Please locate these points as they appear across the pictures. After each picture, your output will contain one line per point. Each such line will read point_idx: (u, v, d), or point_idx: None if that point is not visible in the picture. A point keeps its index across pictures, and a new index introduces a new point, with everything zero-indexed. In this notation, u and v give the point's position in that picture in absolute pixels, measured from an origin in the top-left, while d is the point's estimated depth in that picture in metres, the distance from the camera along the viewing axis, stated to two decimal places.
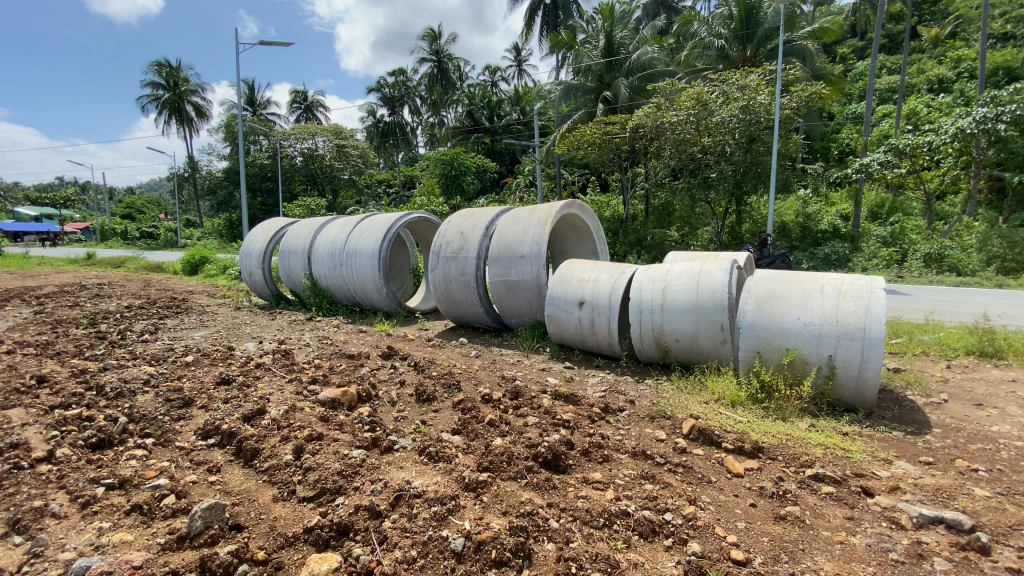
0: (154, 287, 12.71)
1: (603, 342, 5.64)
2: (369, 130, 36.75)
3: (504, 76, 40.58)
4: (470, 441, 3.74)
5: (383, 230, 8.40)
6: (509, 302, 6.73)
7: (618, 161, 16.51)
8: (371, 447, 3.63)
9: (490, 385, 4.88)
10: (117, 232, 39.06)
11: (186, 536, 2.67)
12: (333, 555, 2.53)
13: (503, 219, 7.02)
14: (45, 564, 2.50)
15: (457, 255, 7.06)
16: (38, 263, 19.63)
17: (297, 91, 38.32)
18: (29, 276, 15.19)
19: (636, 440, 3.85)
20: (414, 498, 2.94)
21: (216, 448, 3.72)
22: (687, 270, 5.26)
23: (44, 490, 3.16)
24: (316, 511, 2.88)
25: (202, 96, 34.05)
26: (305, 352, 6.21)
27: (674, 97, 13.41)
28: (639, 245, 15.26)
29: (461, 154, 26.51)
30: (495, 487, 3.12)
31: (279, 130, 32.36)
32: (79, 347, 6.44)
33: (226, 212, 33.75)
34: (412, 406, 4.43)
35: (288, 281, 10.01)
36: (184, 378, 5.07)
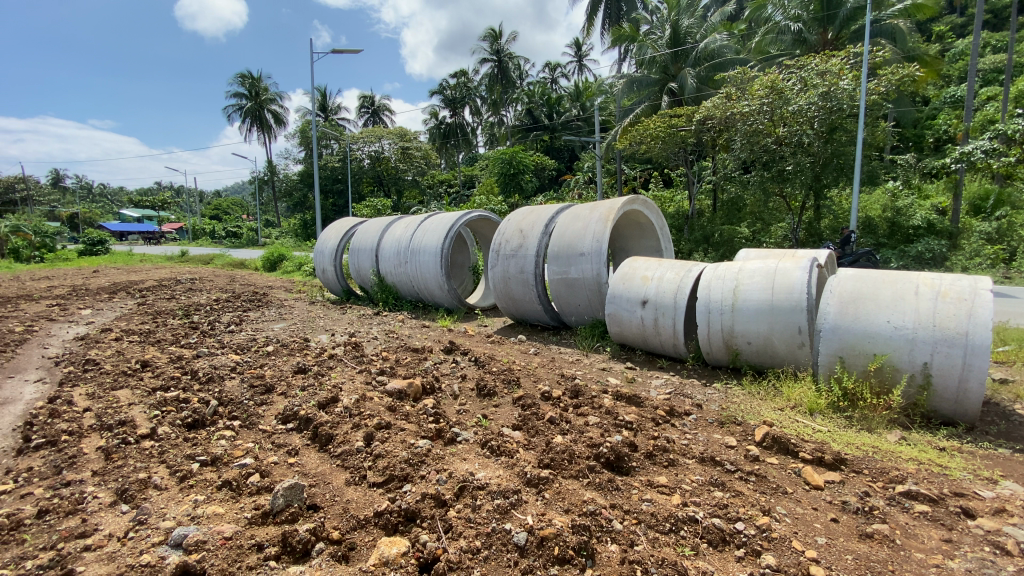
0: (238, 282, 13.74)
1: (667, 343, 5.46)
2: (432, 131, 37.82)
3: (564, 72, 40.44)
4: (531, 437, 3.75)
5: (445, 229, 8.61)
6: (568, 299, 6.67)
7: (684, 155, 15.92)
8: (435, 437, 3.73)
9: (550, 383, 4.85)
10: (206, 232, 42.77)
11: (269, 512, 2.86)
12: (402, 540, 2.62)
13: (563, 217, 6.97)
14: (149, 530, 2.77)
15: (516, 253, 7.08)
16: (142, 260, 21.92)
17: (365, 96, 40.10)
18: (136, 271, 16.99)
19: (704, 446, 3.69)
20: (478, 490, 2.99)
21: (295, 432, 3.97)
22: (760, 269, 4.99)
23: (148, 463, 3.51)
24: (385, 496, 3.01)
25: (280, 104, 36.39)
26: (373, 345, 6.48)
27: (746, 86, 12.71)
28: (706, 243, 14.65)
29: (519, 152, 26.62)
30: (557, 484, 3.10)
31: (349, 134, 34.04)
32: (176, 336, 7.10)
33: (301, 212, 35.96)
34: (473, 400, 4.51)
35: (357, 277, 10.51)
36: (266, 366, 5.47)
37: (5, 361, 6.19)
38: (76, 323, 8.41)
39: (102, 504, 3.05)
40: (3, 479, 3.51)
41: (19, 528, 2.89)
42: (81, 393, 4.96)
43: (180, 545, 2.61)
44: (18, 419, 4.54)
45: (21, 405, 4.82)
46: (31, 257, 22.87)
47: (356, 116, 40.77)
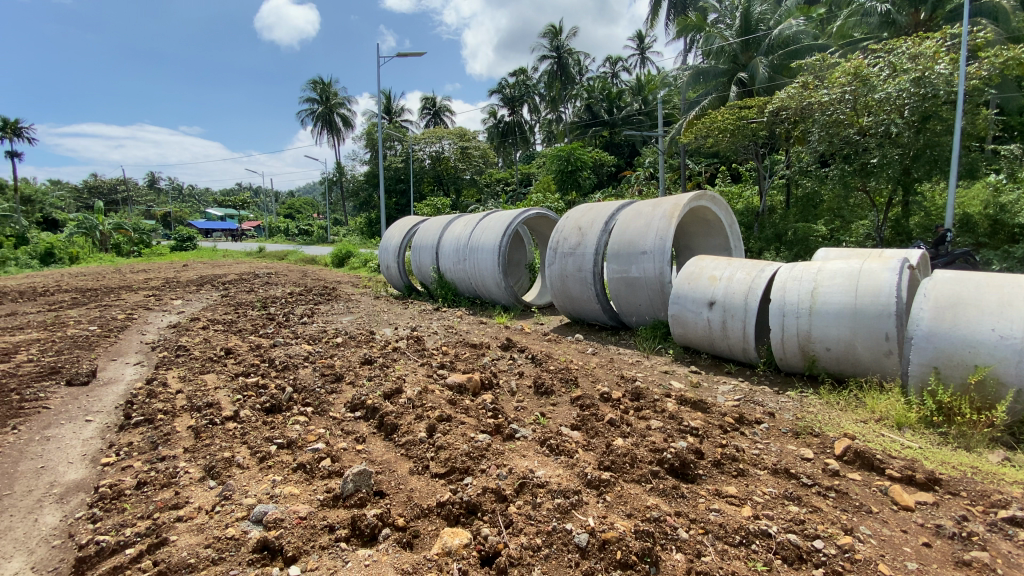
0: (310, 277, 14.54)
1: (736, 346, 5.20)
2: (490, 131, 38.33)
3: (625, 66, 39.66)
4: (590, 438, 3.69)
5: (503, 227, 8.66)
6: (628, 299, 6.51)
7: (754, 148, 15.14)
8: (494, 433, 3.77)
9: (609, 384, 4.75)
10: (281, 230, 45.62)
11: (339, 496, 3.00)
12: (464, 532, 2.66)
13: (624, 214, 6.81)
14: (233, 505, 2.98)
15: (575, 251, 6.99)
16: (225, 255, 23.73)
17: (428, 97, 41.26)
18: (220, 266, 18.42)
19: (777, 457, 3.49)
20: (538, 488, 2.98)
21: (362, 420, 4.15)
22: (843, 270, 4.63)
23: (232, 443, 3.79)
24: (447, 488, 3.07)
25: (348, 108, 38.10)
26: (434, 339, 6.64)
27: (825, 74, 11.92)
28: (778, 241, 13.84)
29: (578, 149, 26.29)
30: (619, 487, 3.03)
31: (411, 135, 35.12)
32: (255, 326, 7.63)
33: (365, 211, 37.56)
34: (531, 398, 4.50)
35: (418, 274, 10.82)
36: (336, 357, 5.76)
37: (112, 344, 6.92)
38: (169, 312, 9.24)
39: (191, 479, 3.33)
40: (108, 451, 3.91)
41: (120, 497, 3.21)
42: (174, 376, 5.45)
43: (260, 521, 2.79)
44: (121, 398, 5.04)
45: (124, 385, 5.36)
46: (131, 252, 25.44)
47: (418, 118, 42.03)
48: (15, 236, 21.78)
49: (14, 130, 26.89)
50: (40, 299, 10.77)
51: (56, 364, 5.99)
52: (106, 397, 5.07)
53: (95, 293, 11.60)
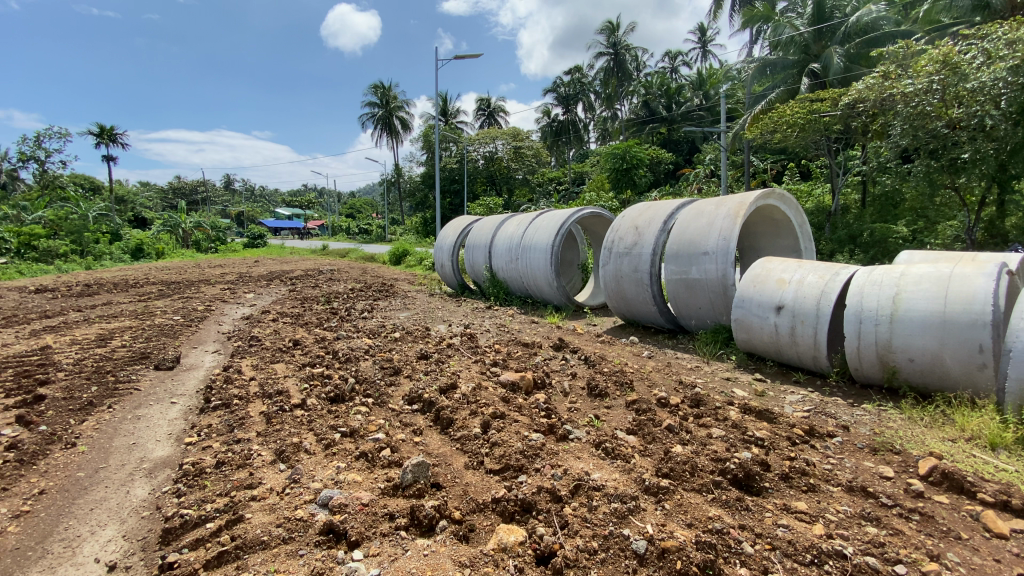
0: (369, 274, 15.13)
1: (806, 354, 4.91)
2: (544, 130, 38.34)
3: (685, 60, 38.50)
4: (647, 443, 3.60)
5: (557, 226, 8.61)
6: (687, 301, 6.29)
7: (826, 143, 14.24)
8: (548, 432, 3.75)
9: (666, 389, 4.61)
10: (342, 229, 47.76)
11: (399, 486, 3.10)
12: (519, 529, 2.67)
13: (684, 212, 6.60)
14: (302, 488, 3.15)
15: (631, 251, 6.85)
16: (291, 253, 25.16)
17: (483, 99, 41.80)
18: (287, 262, 19.53)
19: (851, 473, 3.26)
20: (594, 490, 2.94)
21: (419, 413, 4.27)
22: (930, 275, 4.27)
23: (300, 429, 4.01)
24: (502, 484, 3.10)
25: (407, 111, 39.21)
26: (486, 337, 6.71)
27: (909, 62, 11.00)
28: (852, 243, 12.90)
29: (634, 146, 25.68)
30: (678, 496, 2.94)
31: (466, 136, 35.71)
32: (319, 319, 8.04)
33: (421, 211, 38.60)
34: (584, 399, 4.44)
35: (471, 272, 10.98)
36: (394, 351, 5.96)
37: (194, 333, 7.51)
38: (243, 304, 9.90)
39: (264, 462, 3.55)
40: (190, 431, 4.24)
41: (202, 475, 3.47)
42: (247, 364, 5.83)
43: (326, 505, 2.93)
44: (201, 382, 5.46)
45: (204, 371, 5.80)
46: (208, 249, 27.52)
47: (473, 119, 42.69)
48: (111, 232, 24.07)
49: (110, 136, 29.68)
50: (133, 290, 11.87)
51: (147, 349, 6.58)
52: (188, 381, 5.50)
53: (178, 286, 12.63)
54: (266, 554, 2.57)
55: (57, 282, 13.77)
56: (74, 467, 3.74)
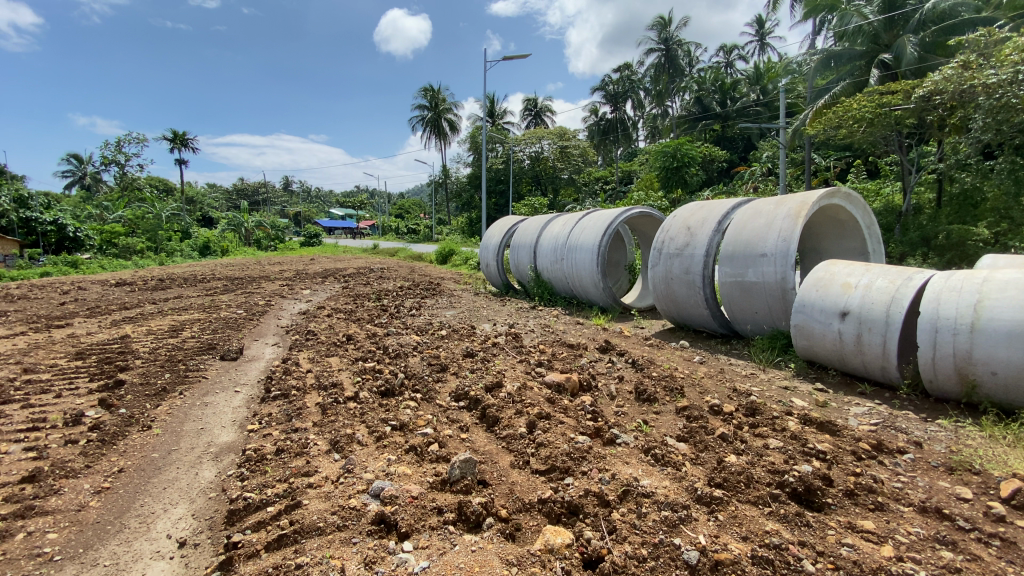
0: (417, 273, 15.49)
1: (873, 364, 4.61)
2: (591, 128, 37.94)
3: (741, 54, 37.05)
4: (699, 451, 3.49)
5: (604, 226, 8.48)
6: (742, 305, 6.04)
7: (897, 138, 13.30)
8: (594, 435, 3.71)
9: (719, 396, 4.44)
10: (391, 228, 49.13)
11: (446, 480, 3.16)
12: (566, 532, 2.66)
13: (740, 212, 6.34)
14: (355, 478, 3.26)
15: (683, 252, 6.66)
16: (344, 252, 26.15)
17: (530, 99, 41.88)
18: (340, 261, 20.31)
19: (924, 493, 3.03)
20: (643, 497, 2.88)
21: (465, 410, 4.33)
22: (1018, 281, 3.91)
23: (353, 421, 4.16)
24: (548, 485, 3.08)
25: (455, 113, 39.82)
26: (531, 337, 6.71)
27: (993, 49, 10.10)
28: (926, 246, 12.00)
29: (686, 144, 24.90)
30: (732, 507, 2.83)
31: (513, 136, 35.83)
32: (370, 315, 8.30)
33: (467, 211, 39.13)
34: (632, 403, 4.35)
35: (516, 272, 11.01)
36: (441, 348, 6.07)
37: (255, 326, 7.95)
38: (300, 300, 10.38)
39: (319, 451, 3.70)
40: (252, 419, 4.49)
41: (263, 461, 3.66)
42: (304, 357, 6.10)
43: (378, 496, 3.02)
44: (262, 373, 5.76)
45: (264, 363, 6.13)
46: (268, 247, 29.00)
47: (520, 119, 42.85)
48: (182, 231, 25.83)
49: (182, 141, 31.82)
50: (201, 285, 12.69)
51: (214, 341, 7.02)
52: (250, 371, 5.83)
53: (241, 281, 13.40)
54: (322, 540, 2.68)
55: (135, 276, 14.90)
56: (149, 448, 4.04)
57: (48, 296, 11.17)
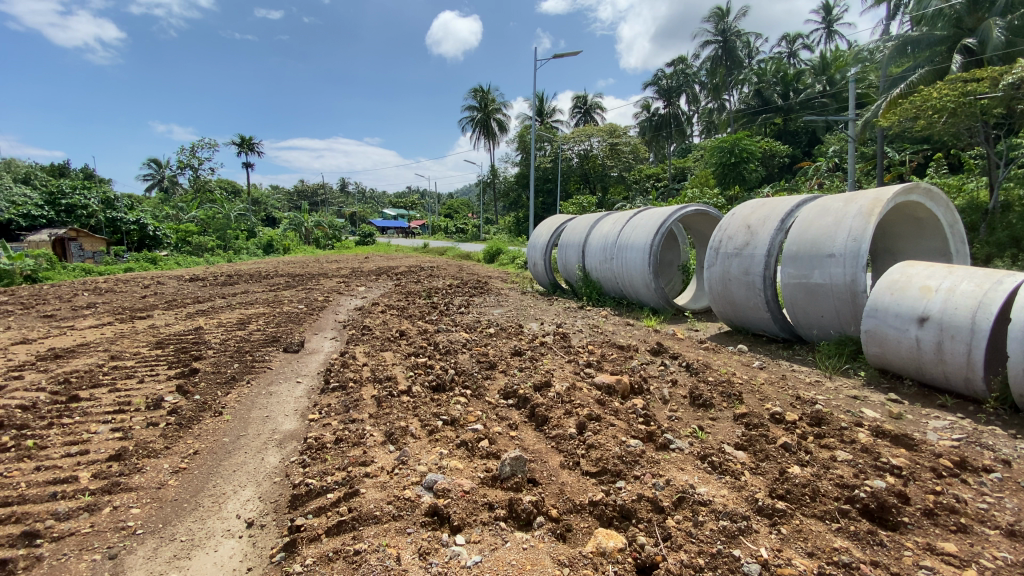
0: (465, 271, 15.71)
1: (956, 376, 4.24)
2: (643, 125, 37.14)
3: (806, 43, 35.13)
4: (759, 461, 3.33)
5: (657, 224, 8.26)
6: (807, 308, 5.72)
7: (983, 129, 12.22)
8: (647, 439, 3.62)
9: (780, 404, 4.22)
10: (441, 228, 50.12)
11: (497, 477, 3.18)
12: (619, 536, 2.61)
13: (806, 210, 6.01)
14: (409, 470, 3.35)
15: (742, 252, 6.38)
16: (396, 250, 26.94)
17: (579, 96, 41.45)
18: (393, 259, 20.96)
19: (1016, 517, 2.76)
20: (699, 505, 2.78)
21: (514, 408, 4.35)
22: None
23: (406, 414, 4.29)
24: (599, 488, 3.04)
25: (504, 113, 40.03)
26: (580, 337, 6.65)
27: None
28: (1016, 246, 10.97)
29: (744, 139, 23.83)
30: (797, 521, 2.69)
31: (561, 134, 35.57)
32: (421, 312, 8.51)
33: (515, 210, 39.32)
34: (686, 408, 4.22)
35: (564, 271, 10.94)
36: (490, 346, 6.13)
37: (315, 320, 8.34)
38: (355, 296, 10.78)
39: (376, 442, 3.83)
40: (313, 409, 4.71)
41: (323, 449, 3.83)
42: (360, 350, 6.35)
43: (431, 488, 3.09)
44: (321, 365, 6.04)
45: (322, 355, 6.42)
46: (325, 245, 30.36)
47: (569, 117, 42.54)
48: (249, 230, 27.49)
49: (249, 146, 33.83)
50: (265, 281, 13.43)
51: (277, 334, 7.42)
52: (311, 363, 6.12)
53: (302, 278, 14.09)
54: (378, 528, 2.77)
55: (206, 272, 16.00)
56: (219, 433, 4.32)
57: (131, 290, 12.18)
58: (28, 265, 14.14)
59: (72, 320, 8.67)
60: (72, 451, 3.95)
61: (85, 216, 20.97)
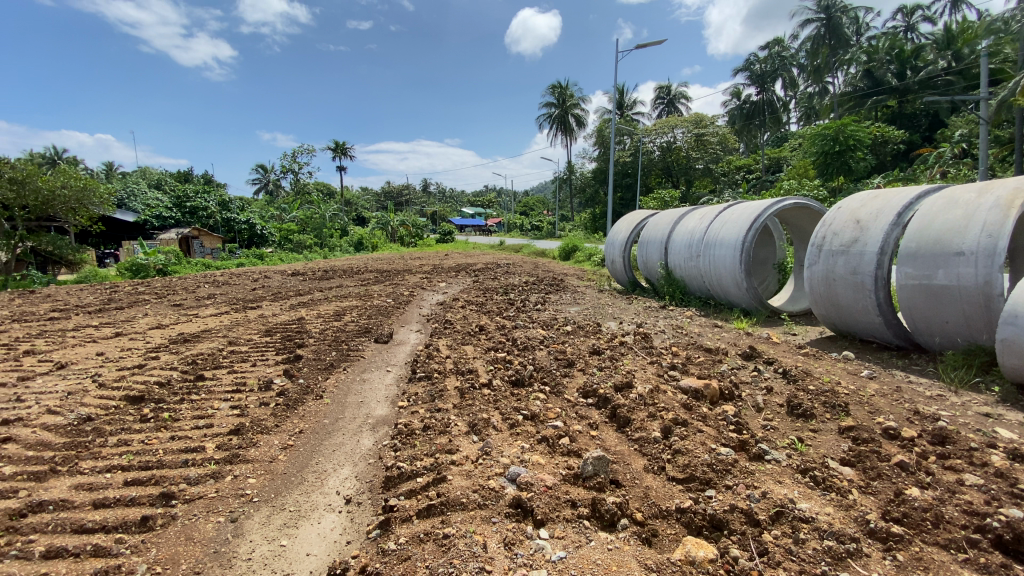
0: (542, 268, 15.77)
1: None
2: (732, 114, 35.07)
3: (927, 15, 31.29)
4: (870, 479, 3.04)
5: (750, 220, 7.74)
6: (928, 313, 5.10)
7: None
8: (738, 448, 3.44)
9: (893, 418, 3.82)
10: (518, 225, 50.67)
11: (580, 475, 3.18)
12: (710, 546, 2.51)
13: (929, 202, 5.35)
14: (492, 461, 3.45)
15: (849, 249, 5.83)
16: (475, 246, 27.65)
17: (662, 86, 39.90)
18: (472, 255, 21.55)
19: None
20: (800, 522, 2.61)
21: (594, 407, 4.31)
22: None
23: (488, 407, 4.41)
24: (686, 495, 2.94)
25: (582, 108, 39.56)
26: (662, 338, 6.44)
27: None
28: None
29: (851, 125, 21.56)
30: (917, 549, 2.43)
31: (642, 127, 34.46)
32: (499, 308, 8.67)
33: (592, 207, 38.82)
34: (782, 417, 3.95)
35: (644, 269, 10.62)
36: (568, 343, 6.12)
37: (401, 313, 8.83)
38: (436, 291, 11.24)
39: (460, 431, 3.98)
40: (402, 397, 4.99)
41: (412, 436, 4.04)
42: (443, 343, 6.61)
43: (514, 481, 3.16)
44: (407, 356, 6.36)
45: (408, 346, 6.77)
46: (409, 243, 31.97)
47: (651, 109, 41.12)
48: (342, 229, 29.55)
49: (342, 151, 36.36)
50: (356, 276, 14.39)
51: (369, 325, 7.94)
52: (399, 354, 6.48)
53: (388, 273, 14.95)
54: (465, 515, 2.89)
55: (306, 267, 17.48)
56: (320, 415, 4.72)
57: (243, 283, 13.59)
58: (161, 260, 16.25)
59: (197, 308, 9.88)
60: (199, 424, 4.51)
61: (206, 217, 23.78)
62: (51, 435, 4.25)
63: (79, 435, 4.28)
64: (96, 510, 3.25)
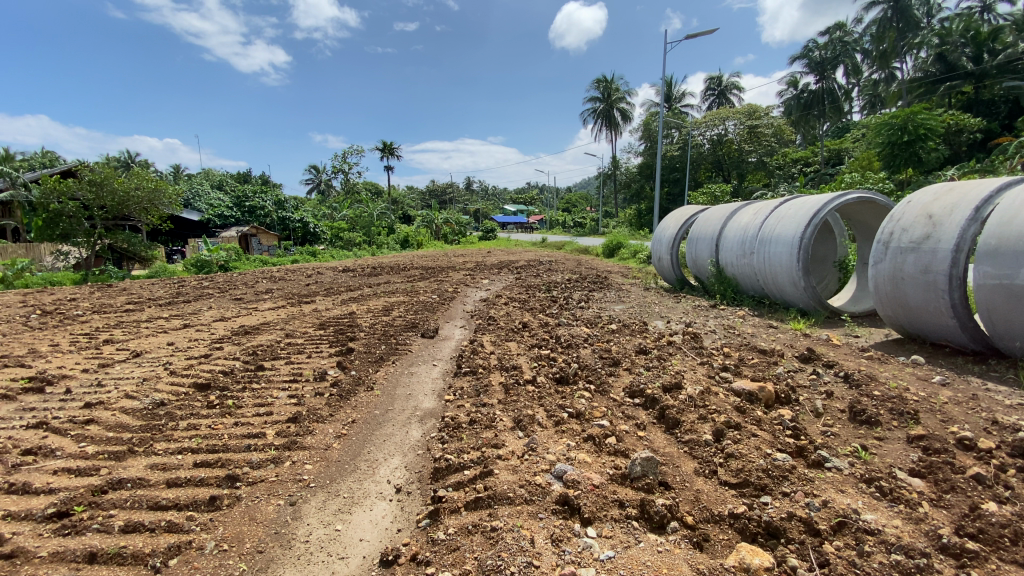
0: (585, 265, 15.63)
1: None
2: (788, 104, 33.66)
3: None
4: (942, 492, 2.85)
5: (808, 216, 7.37)
6: (1009, 316, 4.69)
7: None
8: (796, 454, 3.30)
9: (969, 428, 3.55)
10: (562, 222, 50.34)
11: (627, 476, 3.15)
12: (765, 554, 2.43)
13: (1013, 195, 4.91)
14: (539, 458, 3.47)
15: (920, 246, 5.44)
16: (518, 244, 27.71)
17: (713, 77, 38.60)
18: (514, 253, 21.61)
19: None
20: (865, 534, 2.48)
21: (641, 408, 4.25)
22: None
23: (533, 403, 4.43)
24: (740, 500, 2.85)
25: (628, 101, 38.82)
26: (712, 338, 6.24)
27: None
28: None
29: (921, 112, 20.00)
30: (998, 568, 2.25)
31: (691, 120, 33.41)
32: (542, 305, 8.67)
33: (637, 203, 38.00)
34: (843, 423, 3.75)
35: (694, 266, 10.32)
36: (612, 342, 6.06)
37: (445, 309, 9.00)
38: (480, 288, 11.36)
39: (505, 427, 4.02)
40: (448, 390, 5.10)
41: (459, 429, 4.12)
42: (487, 339, 6.69)
43: (561, 478, 3.17)
44: (452, 351, 6.48)
45: (453, 342, 6.91)
46: (453, 240, 32.43)
47: (701, 101, 39.84)
48: (389, 227, 30.37)
49: (390, 151, 37.29)
50: (402, 273, 14.77)
51: (415, 320, 8.14)
52: (444, 349, 6.62)
53: (433, 270, 15.23)
54: (512, 509, 2.92)
55: (355, 264, 18.11)
56: (371, 406, 4.89)
57: (297, 278, 14.23)
58: (223, 257, 17.27)
59: (256, 302, 10.44)
60: (260, 412, 4.78)
61: (263, 215, 25.03)
62: (129, 418, 4.63)
63: (154, 418, 4.63)
64: (170, 488, 3.52)
